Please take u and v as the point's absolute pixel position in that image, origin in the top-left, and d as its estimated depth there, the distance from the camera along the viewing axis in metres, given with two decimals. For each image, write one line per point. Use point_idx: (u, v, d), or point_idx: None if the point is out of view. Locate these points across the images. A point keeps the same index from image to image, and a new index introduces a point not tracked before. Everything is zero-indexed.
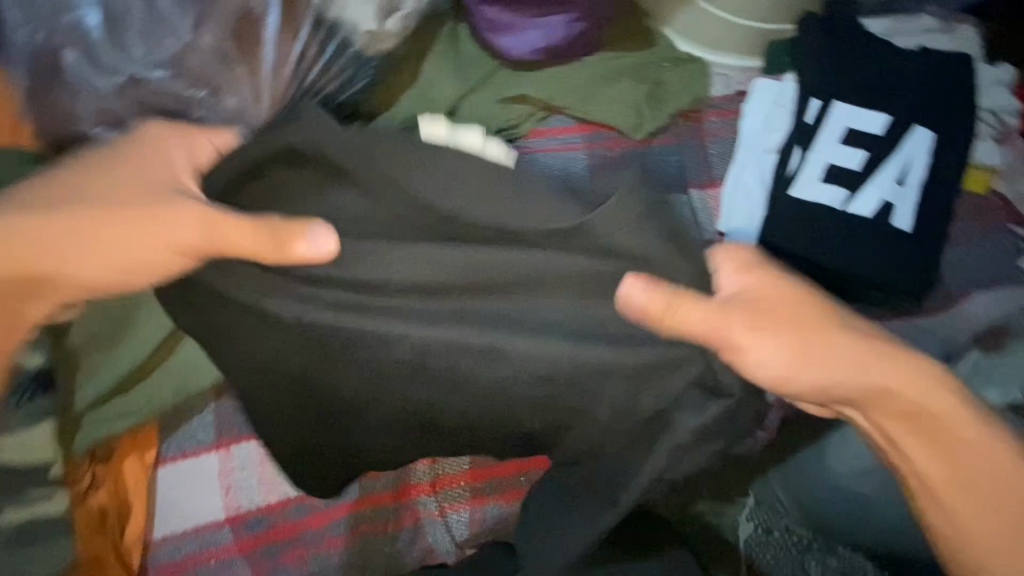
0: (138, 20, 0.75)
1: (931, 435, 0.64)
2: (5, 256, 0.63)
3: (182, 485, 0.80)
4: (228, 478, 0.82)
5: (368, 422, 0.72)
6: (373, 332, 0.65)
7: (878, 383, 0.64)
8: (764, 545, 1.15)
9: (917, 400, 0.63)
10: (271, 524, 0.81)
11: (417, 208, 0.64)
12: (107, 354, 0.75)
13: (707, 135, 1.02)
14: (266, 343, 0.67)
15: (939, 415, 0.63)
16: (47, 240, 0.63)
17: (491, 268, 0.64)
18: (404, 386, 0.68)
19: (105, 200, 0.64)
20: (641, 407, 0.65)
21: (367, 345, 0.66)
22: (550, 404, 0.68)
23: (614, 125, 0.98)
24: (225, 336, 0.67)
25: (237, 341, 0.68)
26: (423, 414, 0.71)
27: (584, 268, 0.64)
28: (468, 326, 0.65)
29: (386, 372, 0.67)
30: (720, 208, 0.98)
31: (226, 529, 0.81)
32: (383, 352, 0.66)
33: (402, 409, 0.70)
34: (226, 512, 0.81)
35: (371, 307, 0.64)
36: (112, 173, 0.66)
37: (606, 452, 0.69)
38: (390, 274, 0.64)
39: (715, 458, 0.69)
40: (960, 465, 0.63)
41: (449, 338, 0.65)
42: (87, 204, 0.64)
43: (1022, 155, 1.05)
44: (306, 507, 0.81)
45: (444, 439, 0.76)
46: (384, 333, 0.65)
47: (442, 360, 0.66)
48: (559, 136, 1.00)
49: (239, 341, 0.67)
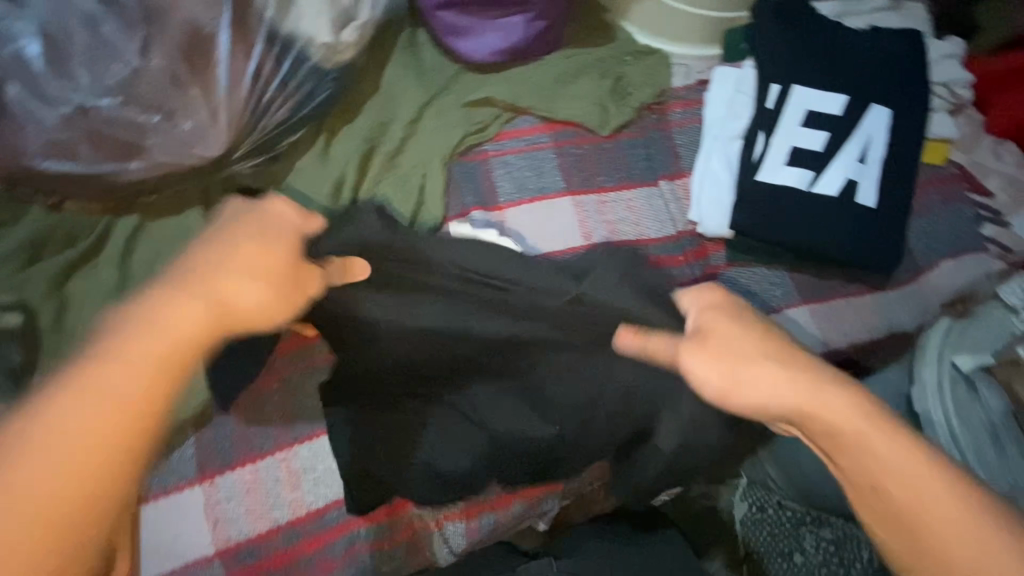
0: (82, 47, 0.73)
1: (896, 446, 0.52)
2: (160, 323, 0.46)
3: (168, 523, 0.76)
4: (215, 511, 0.77)
5: (473, 392, 0.77)
6: (467, 334, 0.72)
7: (797, 403, 0.54)
8: (760, 522, 1.18)
9: (834, 419, 0.53)
10: (264, 554, 0.78)
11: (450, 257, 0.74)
12: None
13: (674, 125, 1.02)
14: (390, 341, 0.74)
15: (855, 437, 0.52)
16: (245, 281, 0.52)
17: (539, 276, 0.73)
18: (500, 367, 0.74)
19: (257, 249, 0.54)
20: (634, 394, 0.72)
21: (468, 348, 0.73)
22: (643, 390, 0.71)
23: (581, 122, 0.98)
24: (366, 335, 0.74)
25: (371, 337, 0.74)
26: (526, 388, 0.75)
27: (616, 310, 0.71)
28: (537, 326, 0.72)
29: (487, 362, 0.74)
30: (689, 199, 0.98)
31: (216, 564, 0.76)
32: (484, 352, 0.73)
33: (508, 384, 0.75)
34: (215, 547, 0.77)
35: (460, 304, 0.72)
36: (225, 237, 0.54)
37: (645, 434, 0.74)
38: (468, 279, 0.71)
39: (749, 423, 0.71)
40: (870, 466, 0.52)
41: (525, 337, 0.72)
42: (240, 248, 0.53)
43: (973, 125, 1.08)
44: (299, 532, 0.79)
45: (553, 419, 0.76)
46: (476, 334, 0.72)
47: (531, 354, 0.73)
48: (526, 137, 0.98)
49: (373, 338, 0.74)
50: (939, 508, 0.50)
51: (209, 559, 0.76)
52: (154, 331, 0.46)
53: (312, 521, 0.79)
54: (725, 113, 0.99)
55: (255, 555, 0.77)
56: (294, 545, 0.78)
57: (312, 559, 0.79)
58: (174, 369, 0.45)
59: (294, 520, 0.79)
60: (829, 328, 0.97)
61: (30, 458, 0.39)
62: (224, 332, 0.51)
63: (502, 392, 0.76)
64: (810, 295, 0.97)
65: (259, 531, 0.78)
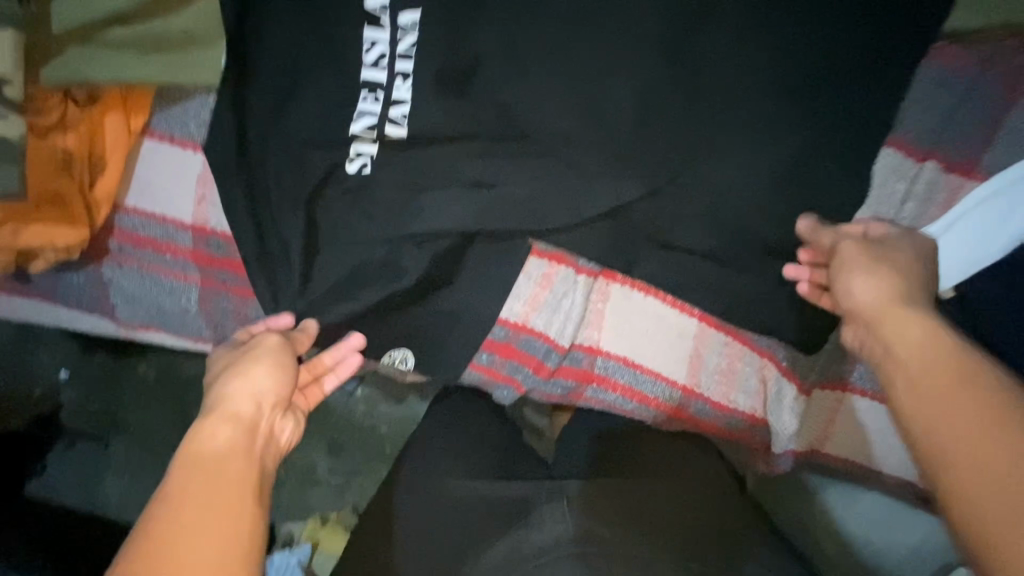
0: None
1: (968, 377, 0.47)
2: (205, 483, 0.47)
3: (150, 167, 0.67)
4: (204, 186, 0.68)
5: (619, 48, 0.61)
6: (724, 155, 0.61)
7: (896, 309, 0.54)
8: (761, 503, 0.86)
9: (908, 368, 0.50)
10: (229, 255, 0.70)
11: None
12: None
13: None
14: (619, 94, 0.62)
15: (920, 334, 0.52)
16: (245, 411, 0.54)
17: (567, 58, 0.62)
18: (710, 204, 0.63)
19: (235, 454, 0.51)
20: (752, 266, 0.65)
21: (619, 36, 0.61)
22: (726, 233, 0.64)
23: (314, 80, 0.63)
24: (618, 43, 0.61)
25: (602, 84, 0.62)
26: (565, 38, 0.62)
27: (580, 156, 0.63)
28: (469, 36, 0.62)
29: (699, 84, 0.61)
30: (941, 212, 0.64)
31: (189, 234, 0.69)
32: (616, 97, 0.62)
33: (632, 36, 0.61)
34: (194, 218, 0.69)
35: (612, 72, 0.62)
36: (212, 445, 0.50)
37: (801, 334, 0.67)
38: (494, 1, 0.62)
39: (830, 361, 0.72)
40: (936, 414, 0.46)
41: (588, 76, 0.62)
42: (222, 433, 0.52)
43: None
44: (229, 249, 0.69)
45: (676, 132, 0.62)
46: (650, 91, 0.62)
47: (738, 122, 0.61)
48: (178, 114, 0.66)
49: (618, 49, 0.61)
50: (961, 421, 0.44)
51: (163, 218, 0.69)
52: (210, 482, 0.47)
53: None
54: (908, 98, 0.63)
55: (186, 240, 0.69)
56: (222, 256, 0.70)
57: (232, 279, 0.71)
58: (235, 492, 0.47)
59: (228, 236, 0.69)
60: None
61: (197, 476, 0.47)
62: (199, 466, 0.48)
63: (749, 186, 0.61)
64: None
65: (201, 223, 0.69)
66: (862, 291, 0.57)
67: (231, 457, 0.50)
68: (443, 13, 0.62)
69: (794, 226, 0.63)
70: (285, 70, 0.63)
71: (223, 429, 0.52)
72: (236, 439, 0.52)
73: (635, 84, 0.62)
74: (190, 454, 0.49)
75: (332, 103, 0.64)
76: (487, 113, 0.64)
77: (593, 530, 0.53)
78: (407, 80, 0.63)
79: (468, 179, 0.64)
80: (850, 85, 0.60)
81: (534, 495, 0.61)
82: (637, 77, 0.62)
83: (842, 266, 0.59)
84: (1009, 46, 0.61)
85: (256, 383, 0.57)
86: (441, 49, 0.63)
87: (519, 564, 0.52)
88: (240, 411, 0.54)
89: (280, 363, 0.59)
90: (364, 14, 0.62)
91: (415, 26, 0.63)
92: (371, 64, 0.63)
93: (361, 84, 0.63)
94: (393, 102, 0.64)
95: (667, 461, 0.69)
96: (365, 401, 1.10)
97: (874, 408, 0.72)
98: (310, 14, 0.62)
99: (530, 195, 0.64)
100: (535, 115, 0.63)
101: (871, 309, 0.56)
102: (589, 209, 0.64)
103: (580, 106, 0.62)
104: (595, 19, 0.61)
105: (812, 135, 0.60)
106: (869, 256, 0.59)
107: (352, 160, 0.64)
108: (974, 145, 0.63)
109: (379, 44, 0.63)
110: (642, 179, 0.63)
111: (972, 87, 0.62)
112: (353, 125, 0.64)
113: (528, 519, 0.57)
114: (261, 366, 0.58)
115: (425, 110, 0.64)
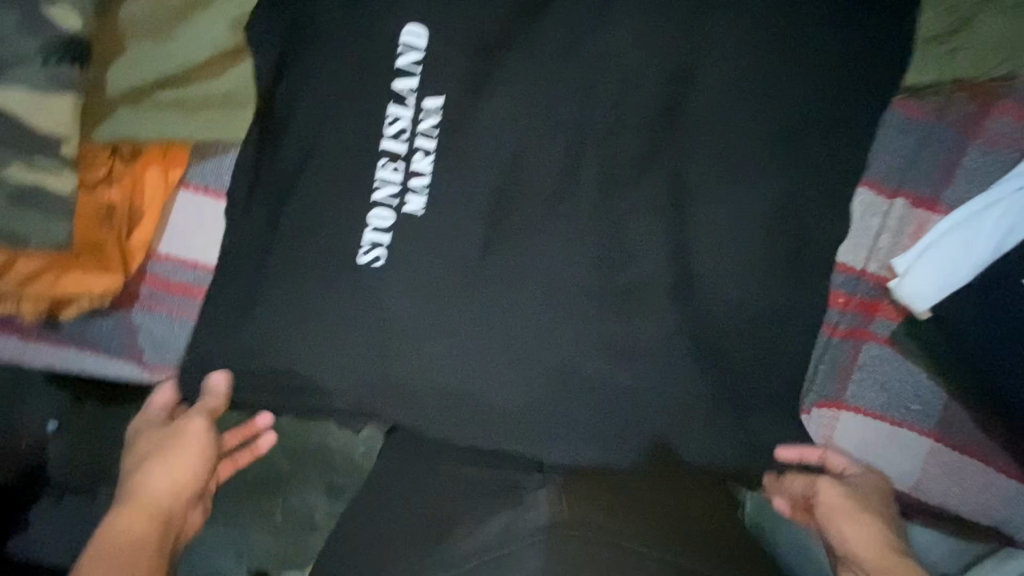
0: None
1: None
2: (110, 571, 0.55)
3: (183, 215, 0.71)
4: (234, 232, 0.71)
5: (620, 107, 0.70)
6: (710, 198, 0.70)
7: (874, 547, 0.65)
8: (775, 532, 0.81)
9: None
10: None
11: (464, 49, 0.69)
12: (146, 49, 0.64)
13: (979, 135, 0.70)
14: (618, 148, 0.70)
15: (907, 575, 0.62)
16: (158, 494, 0.63)
17: (572, 116, 0.69)
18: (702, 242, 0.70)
19: (139, 539, 0.58)
20: (744, 299, 0.71)
21: (619, 96, 0.69)
22: (717, 268, 0.70)
23: (339, 132, 0.67)
24: (616, 104, 0.69)
25: (603, 140, 0.70)
26: (570, 99, 0.69)
27: (585, 200, 0.70)
28: (486, 95, 0.69)
29: (688, 138, 0.70)
30: (912, 242, 0.72)
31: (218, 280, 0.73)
32: (616, 150, 0.70)
33: (630, 98, 0.69)
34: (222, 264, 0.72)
35: (611, 129, 0.70)
36: (120, 532, 0.59)
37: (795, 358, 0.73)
38: (509, 67, 0.69)
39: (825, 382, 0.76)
40: None
41: (590, 132, 0.70)
42: (128, 518, 0.60)
43: None
44: None
45: (668, 180, 0.70)
46: (643, 146, 0.70)
47: (720, 170, 0.69)
48: (213, 166, 0.70)
49: (617, 109, 0.70)
50: None
51: (194, 263, 0.72)
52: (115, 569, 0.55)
53: None
54: (876, 144, 0.71)
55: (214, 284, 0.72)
56: None
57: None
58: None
59: None
60: (933, 476, 0.77)
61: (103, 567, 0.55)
62: (101, 553, 0.57)
63: (730, 226, 0.70)
64: (948, 435, 0.76)
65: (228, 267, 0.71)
66: (855, 541, 0.66)
67: (139, 548, 0.58)
68: (463, 76, 0.69)
69: (775, 258, 0.71)
70: (311, 124, 0.67)
71: (135, 522, 0.60)
72: (148, 531, 0.60)
73: (631, 139, 0.70)
74: (101, 542, 0.58)
75: (357, 156, 0.67)
76: (501, 164, 0.69)
77: (580, 515, 0.54)
78: (428, 154, 0.68)
79: (483, 221, 0.69)
80: (822, 134, 0.69)
81: (526, 479, 0.67)
82: (633, 134, 0.70)
83: (829, 506, 0.70)
84: (958, 98, 0.70)
85: (172, 475, 0.64)
86: (461, 106, 0.69)
87: (507, 543, 0.52)
88: (153, 504, 0.62)
89: (202, 446, 0.67)
90: (389, 73, 0.67)
91: (438, 110, 0.68)
92: (393, 136, 0.67)
93: (382, 154, 0.67)
94: (411, 172, 0.68)
95: (647, 493, 0.66)
96: (366, 442, 1.08)
97: (867, 421, 0.77)
98: (336, 74, 0.67)
99: (541, 236, 0.69)
100: (543, 166, 0.70)
101: (869, 556, 0.65)
102: (596, 236, 0.70)
103: (585, 158, 0.70)
104: (597, 82, 0.69)
105: (787, 178, 0.69)
106: (844, 498, 0.70)
107: (365, 252, 0.67)
108: (936, 184, 0.71)
109: (402, 119, 0.67)
110: (636, 220, 0.71)
111: (929, 134, 0.71)
112: (375, 193, 0.67)
113: (524, 500, 0.60)
114: (183, 447, 0.66)
115: (448, 162, 0.68)
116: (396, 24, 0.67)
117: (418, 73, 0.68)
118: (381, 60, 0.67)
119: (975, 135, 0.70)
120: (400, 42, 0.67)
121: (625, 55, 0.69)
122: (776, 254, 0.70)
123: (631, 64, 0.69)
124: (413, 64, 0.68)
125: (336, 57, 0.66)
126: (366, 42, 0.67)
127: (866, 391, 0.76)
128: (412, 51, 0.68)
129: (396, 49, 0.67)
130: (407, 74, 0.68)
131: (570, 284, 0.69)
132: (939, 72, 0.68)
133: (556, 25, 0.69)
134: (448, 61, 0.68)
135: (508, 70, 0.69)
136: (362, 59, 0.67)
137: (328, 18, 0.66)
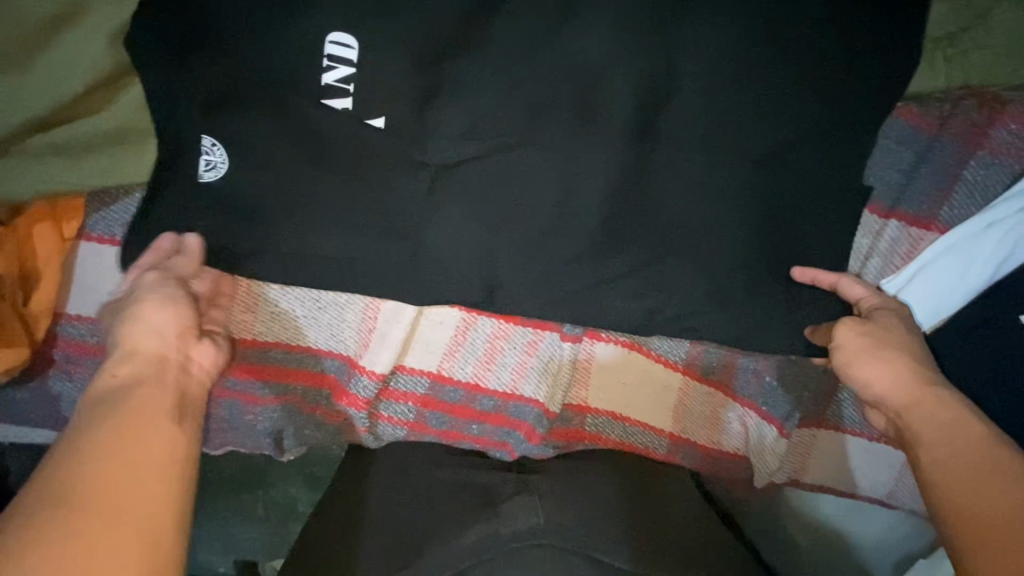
0: None
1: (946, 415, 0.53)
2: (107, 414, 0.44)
3: (89, 270, 0.61)
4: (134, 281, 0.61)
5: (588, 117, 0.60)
6: (689, 215, 0.62)
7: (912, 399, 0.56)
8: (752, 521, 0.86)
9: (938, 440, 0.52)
10: None
11: (401, 60, 0.58)
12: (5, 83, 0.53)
13: (982, 144, 0.64)
14: (585, 160, 0.61)
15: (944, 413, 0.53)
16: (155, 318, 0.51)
17: (532, 132, 0.60)
18: (679, 262, 0.63)
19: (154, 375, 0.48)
20: (718, 322, 0.65)
21: (585, 106, 0.60)
22: (691, 288, 0.64)
23: (262, 165, 0.58)
24: (583, 112, 0.60)
25: (568, 153, 0.61)
26: (530, 109, 0.59)
27: (549, 223, 0.62)
28: (431, 114, 0.59)
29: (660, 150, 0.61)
30: (905, 261, 0.66)
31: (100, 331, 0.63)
32: (582, 164, 0.61)
33: (598, 104, 0.60)
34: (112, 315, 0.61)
35: (578, 143, 0.61)
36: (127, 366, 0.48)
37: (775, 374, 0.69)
38: (456, 78, 0.58)
39: (806, 399, 0.75)
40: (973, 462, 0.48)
41: (553, 149, 0.60)
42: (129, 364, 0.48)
43: None
44: None
45: (645, 197, 0.62)
46: (614, 159, 0.61)
47: (698, 185, 0.62)
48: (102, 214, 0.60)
49: (584, 117, 0.60)
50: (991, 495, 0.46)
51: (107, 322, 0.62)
52: (121, 400, 0.45)
53: (256, 350, 0.68)
54: (873, 156, 0.64)
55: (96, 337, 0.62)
56: None
57: None
58: (154, 414, 0.45)
59: None
60: (902, 485, 0.77)
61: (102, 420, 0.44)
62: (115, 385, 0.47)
63: (710, 242, 0.63)
64: None
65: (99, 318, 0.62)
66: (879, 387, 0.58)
67: (142, 389, 0.46)
68: (402, 93, 0.58)
69: (756, 278, 0.64)
70: (223, 157, 0.57)
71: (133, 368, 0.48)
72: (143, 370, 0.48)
73: (600, 153, 0.61)
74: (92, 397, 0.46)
75: (292, 191, 0.58)
76: (455, 189, 0.61)
77: (560, 519, 0.59)
78: (369, 184, 0.60)
79: (436, 251, 0.62)
80: (814, 144, 0.61)
81: (499, 486, 0.67)
82: (602, 147, 0.61)
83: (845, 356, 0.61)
84: (967, 104, 0.63)
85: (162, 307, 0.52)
86: (403, 130, 0.59)
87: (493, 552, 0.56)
88: (147, 343, 0.50)
89: (173, 298, 0.53)
90: (316, 98, 0.57)
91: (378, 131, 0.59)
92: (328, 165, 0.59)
93: (316, 184, 0.59)
94: (351, 203, 0.59)
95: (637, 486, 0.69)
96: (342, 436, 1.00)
97: (848, 441, 0.76)
98: (253, 99, 0.57)
99: (501, 263, 0.63)
100: (503, 186, 0.61)
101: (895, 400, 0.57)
102: (569, 257, 0.63)
103: (548, 179, 0.61)
104: (559, 89, 0.59)
105: (773, 192, 0.62)
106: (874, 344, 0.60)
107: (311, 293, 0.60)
108: (934, 199, 0.65)
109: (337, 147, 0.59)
110: (607, 238, 0.63)
111: (931, 144, 0.64)
112: (314, 228, 0.59)
113: (498, 511, 0.61)
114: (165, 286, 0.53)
115: (394, 192, 0.60)
116: (318, 36, 0.56)
117: (349, 91, 0.58)
118: (304, 80, 0.57)
119: (980, 145, 0.63)
120: (325, 54, 0.56)
121: (594, 59, 0.58)
122: (756, 275, 0.64)
123: (600, 71, 0.59)
124: (344, 80, 0.57)
125: (250, 82, 0.56)
126: (284, 62, 0.56)
127: (849, 410, 0.75)
128: (340, 65, 0.57)
129: (318, 67, 0.57)
130: (337, 93, 0.58)
131: (534, 311, 0.65)
132: (944, 76, 0.61)
133: (510, 26, 0.58)
134: (384, 76, 0.58)
135: (457, 82, 0.58)
136: (282, 82, 0.57)
137: (233, 33, 0.55)
